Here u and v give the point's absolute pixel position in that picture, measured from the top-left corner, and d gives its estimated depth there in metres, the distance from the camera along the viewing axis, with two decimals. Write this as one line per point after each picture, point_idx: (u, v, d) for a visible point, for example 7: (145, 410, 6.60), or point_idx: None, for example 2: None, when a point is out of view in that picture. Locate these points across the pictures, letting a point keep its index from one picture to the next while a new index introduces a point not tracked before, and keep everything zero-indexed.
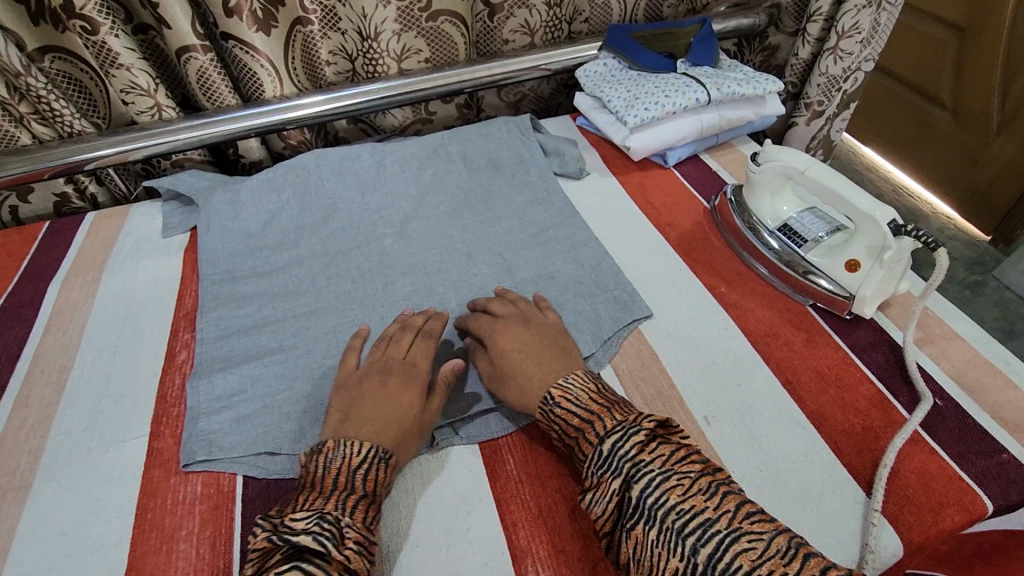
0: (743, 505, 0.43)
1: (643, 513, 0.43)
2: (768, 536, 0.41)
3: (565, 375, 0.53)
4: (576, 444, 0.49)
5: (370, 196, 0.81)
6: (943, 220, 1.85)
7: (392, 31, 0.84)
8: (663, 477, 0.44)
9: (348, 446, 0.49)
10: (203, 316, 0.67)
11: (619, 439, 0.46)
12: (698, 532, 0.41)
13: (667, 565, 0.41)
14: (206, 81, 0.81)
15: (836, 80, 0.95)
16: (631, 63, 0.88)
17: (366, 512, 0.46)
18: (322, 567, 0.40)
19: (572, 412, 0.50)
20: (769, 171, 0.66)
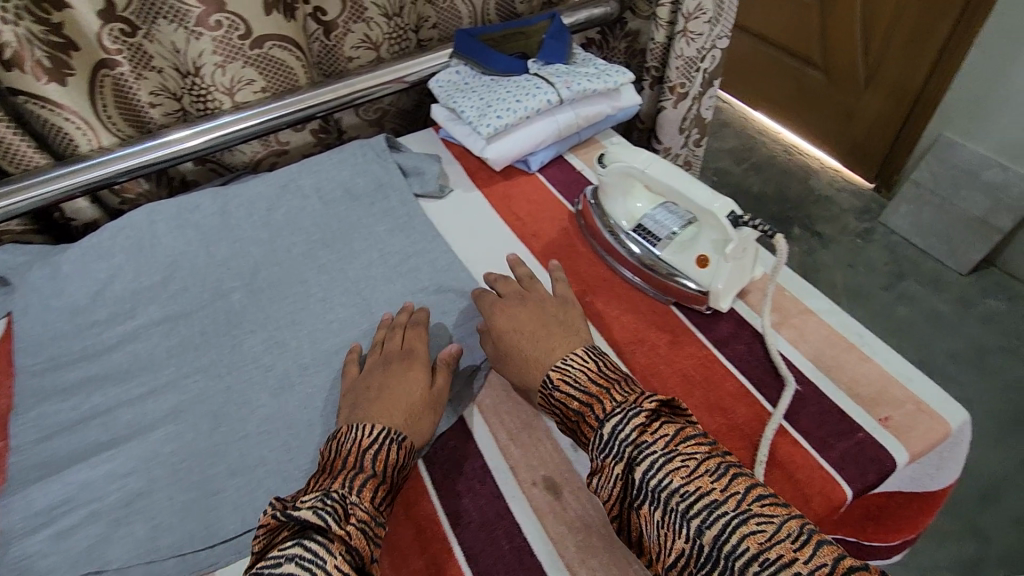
0: (753, 487, 0.41)
1: (649, 496, 0.42)
2: (778, 519, 0.39)
3: (564, 356, 0.52)
4: (580, 428, 0.49)
5: (215, 247, 0.74)
6: (831, 173, 1.93)
7: (213, 64, 0.76)
8: (668, 458, 0.43)
9: (364, 427, 0.48)
10: (20, 418, 0.59)
11: (620, 422, 0.45)
12: (703, 514, 0.40)
13: (672, 547, 0.40)
14: (4, 144, 0.72)
15: (693, 61, 0.96)
16: (483, 68, 0.85)
17: (375, 495, 0.44)
18: (327, 544, 0.39)
19: (571, 396, 0.49)
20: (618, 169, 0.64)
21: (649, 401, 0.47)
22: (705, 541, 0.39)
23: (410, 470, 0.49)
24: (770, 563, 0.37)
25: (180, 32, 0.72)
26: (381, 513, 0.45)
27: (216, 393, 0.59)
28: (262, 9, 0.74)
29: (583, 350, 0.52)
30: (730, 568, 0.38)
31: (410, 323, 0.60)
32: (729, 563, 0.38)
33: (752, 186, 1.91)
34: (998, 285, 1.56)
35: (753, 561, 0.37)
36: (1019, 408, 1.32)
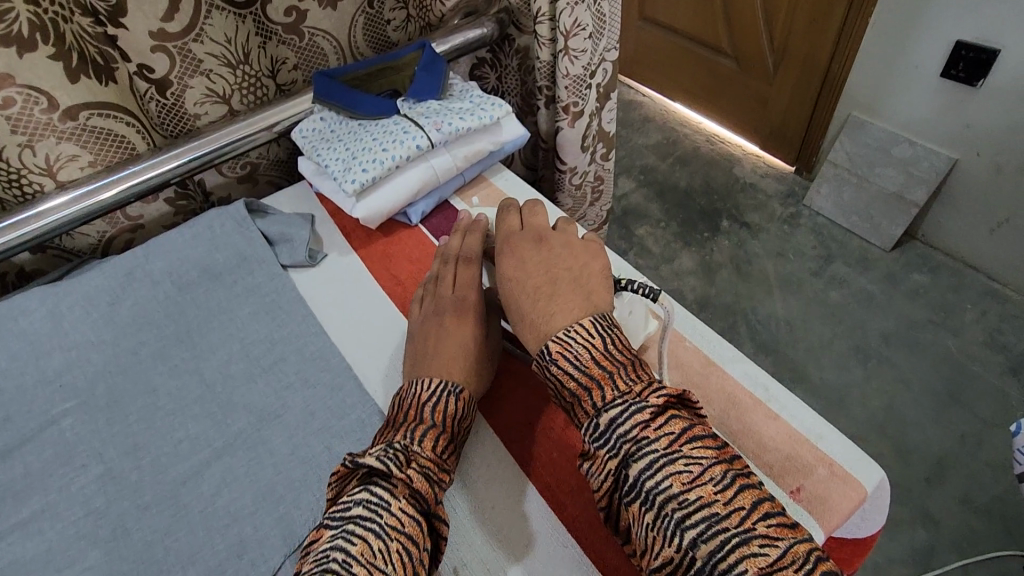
0: (759, 499, 0.40)
1: (645, 496, 0.42)
2: (781, 540, 0.38)
3: (567, 327, 0.50)
4: (576, 408, 0.48)
5: (44, 361, 0.63)
6: (753, 160, 1.93)
7: (18, 145, 0.65)
8: (670, 461, 0.41)
9: (427, 382, 0.53)
10: None
11: (622, 414, 0.44)
12: (700, 527, 0.39)
13: (660, 552, 0.40)
14: None
15: (582, 78, 0.90)
16: (348, 113, 0.76)
17: (436, 443, 0.49)
18: (391, 489, 0.44)
19: (570, 375, 0.48)
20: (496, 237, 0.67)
21: (653, 396, 0.45)
22: (697, 553, 0.39)
23: (470, 413, 0.54)
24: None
25: None
26: (447, 455, 0.50)
27: (39, 555, 0.50)
28: (68, 78, 0.64)
29: (588, 318, 0.51)
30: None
31: (459, 262, 0.65)
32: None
33: (679, 181, 1.89)
34: (922, 257, 1.58)
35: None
36: (953, 381, 1.33)
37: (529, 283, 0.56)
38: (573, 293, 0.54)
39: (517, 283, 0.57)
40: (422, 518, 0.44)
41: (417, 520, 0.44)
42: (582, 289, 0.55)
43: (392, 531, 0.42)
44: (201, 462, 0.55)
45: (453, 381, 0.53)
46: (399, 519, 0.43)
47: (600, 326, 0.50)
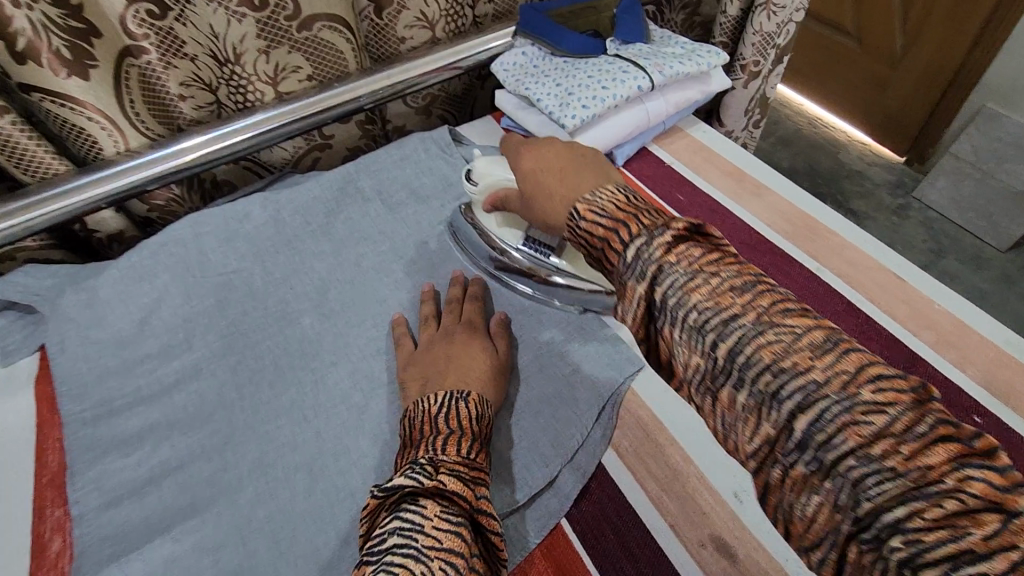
0: (870, 365, 0.32)
1: (730, 370, 0.34)
2: (896, 408, 0.30)
3: (592, 189, 0.44)
4: (606, 257, 0.41)
5: (272, 263, 0.65)
6: (860, 146, 1.87)
7: (257, 50, 0.67)
8: (759, 332, 0.34)
9: (434, 396, 0.47)
10: (77, 480, 0.50)
11: (670, 269, 0.36)
12: (794, 394, 0.32)
13: (756, 432, 0.33)
14: (16, 151, 0.61)
15: (771, 37, 0.87)
16: (553, 49, 0.76)
17: (461, 446, 0.43)
18: (423, 507, 0.37)
19: (596, 224, 0.41)
20: (495, 178, 0.58)
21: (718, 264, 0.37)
22: (794, 426, 0.32)
23: (490, 416, 0.48)
24: (868, 458, 0.29)
25: (220, 14, 0.62)
26: (480, 457, 0.44)
27: (309, 438, 0.52)
28: None
29: (615, 183, 0.44)
30: (819, 460, 0.30)
31: (464, 296, 0.60)
32: (819, 455, 0.30)
33: (781, 161, 1.85)
34: None
35: (850, 458, 0.29)
36: None
37: (548, 170, 0.49)
38: (590, 169, 0.48)
39: (540, 176, 0.50)
40: (462, 529, 0.37)
41: (455, 533, 0.37)
42: (596, 166, 0.49)
43: (430, 550, 0.35)
44: None
45: (462, 388, 0.48)
46: (435, 538, 0.36)
47: (624, 186, 0.44)
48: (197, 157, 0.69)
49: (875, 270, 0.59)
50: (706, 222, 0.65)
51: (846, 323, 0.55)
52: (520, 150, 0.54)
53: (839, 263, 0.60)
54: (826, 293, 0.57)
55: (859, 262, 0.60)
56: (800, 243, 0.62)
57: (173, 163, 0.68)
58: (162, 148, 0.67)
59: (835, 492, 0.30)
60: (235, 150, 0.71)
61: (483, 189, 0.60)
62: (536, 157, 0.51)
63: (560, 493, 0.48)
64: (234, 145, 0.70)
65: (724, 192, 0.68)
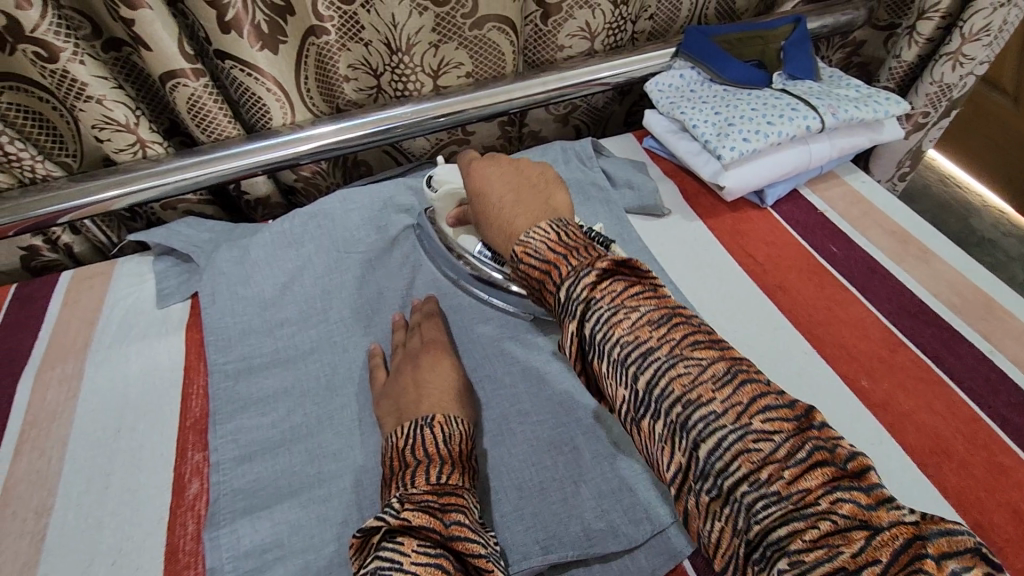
0: (762, 395, 0.33)
1: (647, 407, 0.35)
2: (782, 436, 0.32)
3: (528, 229, 0.45)
4: (543, 297, 0.43)
5: (408, 249, 0.66)
6: (994, 214, 1.72)
7: (428, 43, 0.68)
8: (671, 364, 0.35)
9: (402, 428, 0.48)
10: (218, 428, 0.53)
11: (572, 285, 0.39)
12: (759, 504, 0.30)
13: (671, 461, 0.34)
14: (200, 111, 0.65)
15: (949, 89, 0.81)
16: (715, 75, 0.73)
17: (430, 473, 0.44)
18: (399, 544, 0.38)
19: (530, 267, 0.43)
20: (450, 188, 0.61)
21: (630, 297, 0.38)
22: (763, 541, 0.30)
23: (462, 432, 0.49)
24: (757, 484, 0.31)
25: (404, 6, 0.63)
26: (454, 476, 0.44)
27: None
28: None
29: (548, 223, 0.45)
30: (718, 488, 0.32)
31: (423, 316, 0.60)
32: (718, 483, 0.32)
33: None
34: None
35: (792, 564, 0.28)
36: None
37: (497, 198, 0.52)
38: (539, 194, 0.51)
39: (488, 194, 0.53)
40: (442, 559, 0.37)
41: (436, 565, 0.37)
42: (543, 191, 0.52)
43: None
44: (571, 385, 0.56)
45: (427, 413, 0.49)
46: (413, 573, 0.36)
47: (556, 225, 0.44)
48: (353, 138, 0.71)
49: None
50: (861, 281, 0.61)
51: (1022, 420, 0.50)
52: (471, 166, 0.56)
53: (1016, 350, 0.55)
54: (999, 382, 0.53)
55: None
56: (971, 321, 0.57)
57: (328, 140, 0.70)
58: (322, 125, 0.70)
59: (744, 524, 0.31)
60: (387, 135, 0.73)
61: (441, 194, 0.62)
62: (483, 176, 0.54)
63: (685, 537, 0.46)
64: (387, 131, 0.72)
65: (885, 252, 0.64)
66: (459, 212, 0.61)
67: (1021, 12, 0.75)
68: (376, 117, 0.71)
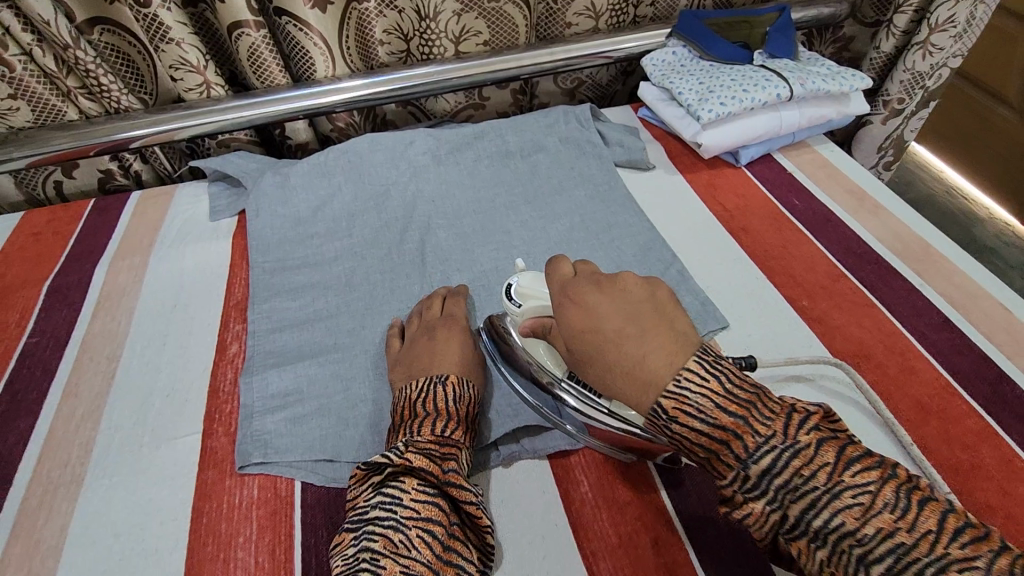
0: (844, 449, 0.35)
1: (755, 486, 0.35)
2: (876, 486, 0.33)
3: (676, 372, 0.38)
4: (711, 465, 0.37)
5: (423, 184, 0.77)
6: (999, 225, 1.75)
7: (452, 12, 0.80)
8: (773, 450, 0.35)
9: (414, 383, 0.52)
10: (255, 307, 0.64)
11: (764, 455, 0.35)
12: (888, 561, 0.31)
13: (768, 520, 0.35)
14: (257, 59, 0.78)
15: (921, 77, 0.89)
16: (703, 52, 0.83)
17: (435, 426, 0.48)
18: (400, 483, 0.44)
19: (694, 429, 0.37)
20: (539, 301, 0.51)
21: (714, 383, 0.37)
22: None
23: (470, 391, 0.52)
24: (870, 538, 0.32)
25: None
26: (456, 432, 0.48)
27: None
28: None
29: (693, 356, 0.38)
30: (823, 540, 0.33)
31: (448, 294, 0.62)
32: (824, 536, 0.33)
33: None
34: None
35: None
36: None
37: (610, 327, 0.42)
38: (662, 325, 0.41)
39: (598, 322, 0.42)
40: (438, 499, 0.43)
41: (432, 503, 0.43)
42: (663, 318, 0.42)
43: (408, 520, 0.41)
44: None
45: (441, 372, 0.52)
46: (411, 509, 0.42)
47: (710, 362, 0.38)
48: (381, 90, 0.83)
49: (981, 298, 0.61)
50: (815, 227, 0.70)
51: (938, 336, 0.57)
52: (569, 291, 0.46)
53: (944, 284, 0.62)
54: (923, 307, 0.60)
55: (965, 286, 0.62)
56: (908, 261, 0.65)
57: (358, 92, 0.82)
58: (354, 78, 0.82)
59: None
60: (412, 91, 0.84)
61: (525, 311, 0.51)
62: (588, 310, 0.43)
63: None
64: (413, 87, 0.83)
65: (841, 206, 0.72)
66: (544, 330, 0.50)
67: (987, 10, 0.83)
68: (404, 74, 0.82)
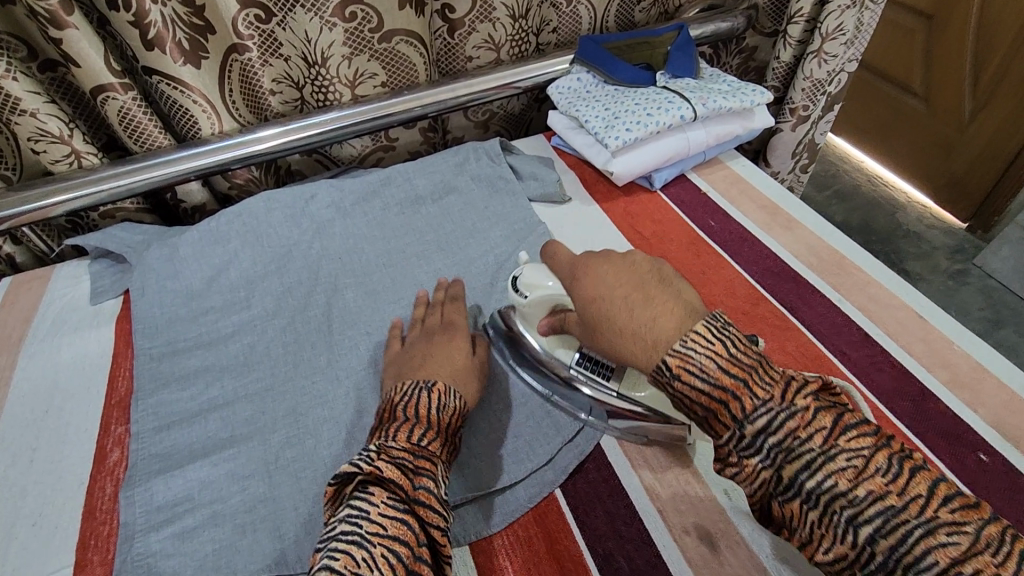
0: (937, 484, 0.35)
1: (805, 495, 0.37)
2: (973, 526, 0.33)
3: (682, 336, 0.42)
4: (708, 424, 0.41)
5: (328, 240, 0.72)
6: (918, 208, 1.83)
7: (342, 56, 0.75)
8: (830, 458, 0.37)
9: (401, 387, 0.51)
10: (140, 404, 0.57)
11: (764, 417, 0.38)
12: (878, 521, 0.34)
13: (832, 548, 0.36)
14: (131, 123, 0.71)
15: (822, 83, 0.90)
16: (607, 77, 0.81)
17: (412, 433, 0.46)
18: (369, 494, 0.41)
19: (695, 388, 0.40)
20: (546, 291, 0.52)
21: (842, 437, 0.37)
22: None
23: (456, 408, 0.51)
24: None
25: (315, 23, 0.71)
26: (433, 443, 0.47)
27: (337, 393, 0.58)
28: (396, 4, 0.72)
29: (702, 322, 0.42)
30: (892, 561, 0.34)
31: (446, 300, 0.63)
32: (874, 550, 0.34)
33: (835, 216, 1.84)
34: None
35: None
36: None
37: (618, 298, 0.45)
38: (664, 294, 0.45)
39: (583, 283, 0.48)
40: (406, 515, 0.41)
41: (401, 520, 0.40)
42: (670, 288, 0.46)
43: (374, 537, 0.38)
44: None
45: (428, 378, 0.51)
46: (379, 525, 0.39)
47: (716, 326, 0.42)
48: (274, 145, 0.77)
49: (896, 307, 0.60)
50: (732, 248, 0.68)
51: (859, 354, 0.56)
52: (580, 265, 0.49)
53: (860, 296, 0.62)
54: (843, 323, 0.59)
55: (881, 297, 0.61)
56: (823, 275, 0.64)
57: (247, 150, 0.75)
58: (242, 134, 0.76)
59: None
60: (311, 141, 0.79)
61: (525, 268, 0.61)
62: (597, 279, 0.47)
63: (556, 466, 0.51)
64: (309, 137, 0.78)
65: (755, 222, 0.71)
66: (555, 320, 0.54)
67: (873, 15, 0.85)
68: (298, 123, 0.77)
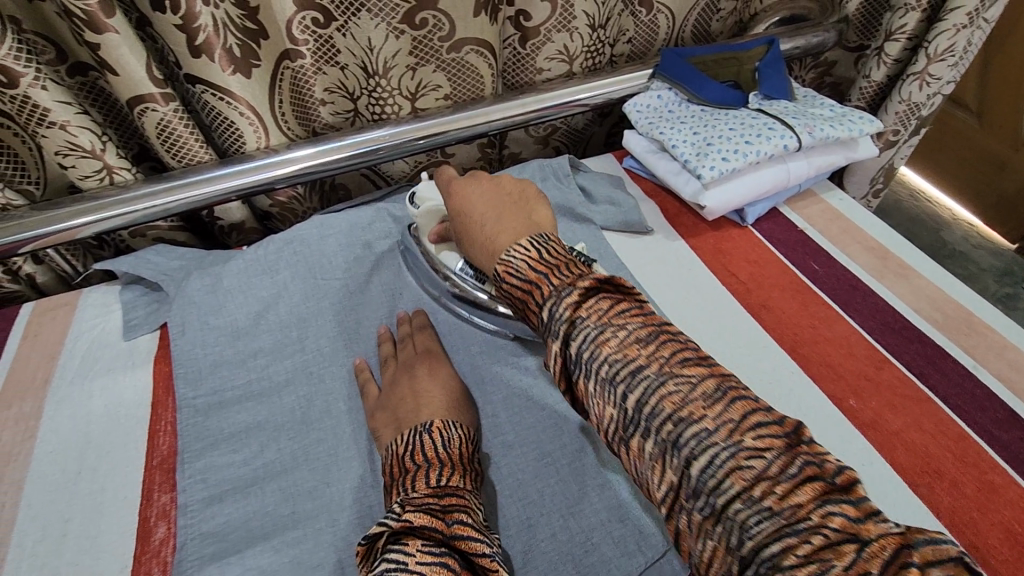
0: (753, 413, 0.34)
1: (639, 425, 0.36)
2: (785, 449, 0.32)
3: (510, 247, 0.46)
4: (527, 316, 0.44)
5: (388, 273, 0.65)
6: (964, 226, 1.76)
7: (404, 66, 0.68)
8: (661, 381, 0.36)
9: (400, 437, 0.47)
10: (186, 469, 0.50)
11: (556, 305, 0.40)
12: (693, 441, 0.33)
13: (663, 480, 0.35)
14: (170, 136, 0.63)
15: (918, 107, 0.82)
16: (692, 95, 0.73)
17: (430, 476, 0.43)
18: (405, 545, 0.37)
19: (514, 285, 0.44)
20: (432, 204, 0.62)
21: (677, 364, 0.37)
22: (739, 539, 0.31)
23: (461, 437, 0.48)
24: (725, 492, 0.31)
25: (381, 29, 0.63)
26: (455, 478, 0.43)
27: None
28: (471, 10, 0.64)
29: (530, 239, 0.47)
30: (710, 507, 0.32)
31: (414, 330, 0.60)
32: (710, 500, 0.32)
33: None
34: None
35: (738, 503, 0.31)
36: None
37: (482, 216, 0.53)
38: (516, 218, 0.51)
39: (471, 213, 0.54)
40: (447, 557, 0.37)
41: (441, 563, 0.36)
42: (524, 207, 0.53)
43: None
44: (556, 411, 0.54)
45: (426, 420, 0.48)
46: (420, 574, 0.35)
47: (538, 241, 0.46)
48: (325, 163, 0.69)
49: None
50: (843, 298, 0.61)
51: (1009, 436, 0.50)
52: (455, 184, 0.57)
53: (999, 363, 0.55)
54: (986, 397, 0.52)
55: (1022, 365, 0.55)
56: (952, 335, 0.57)
57: (289, 169, 0.67)
58: (289, 150, 0.68)
59: (669, 467, 0.34)
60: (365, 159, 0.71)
61: (424, 211, 0.62)
62: (468, 197, 0.55)
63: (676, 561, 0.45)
64: (364, 156, 0.70)
65: (865, 269, 0.64)
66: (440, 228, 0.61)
67: (983, 35, 0.77)
68: (352, 139, 0.69)
